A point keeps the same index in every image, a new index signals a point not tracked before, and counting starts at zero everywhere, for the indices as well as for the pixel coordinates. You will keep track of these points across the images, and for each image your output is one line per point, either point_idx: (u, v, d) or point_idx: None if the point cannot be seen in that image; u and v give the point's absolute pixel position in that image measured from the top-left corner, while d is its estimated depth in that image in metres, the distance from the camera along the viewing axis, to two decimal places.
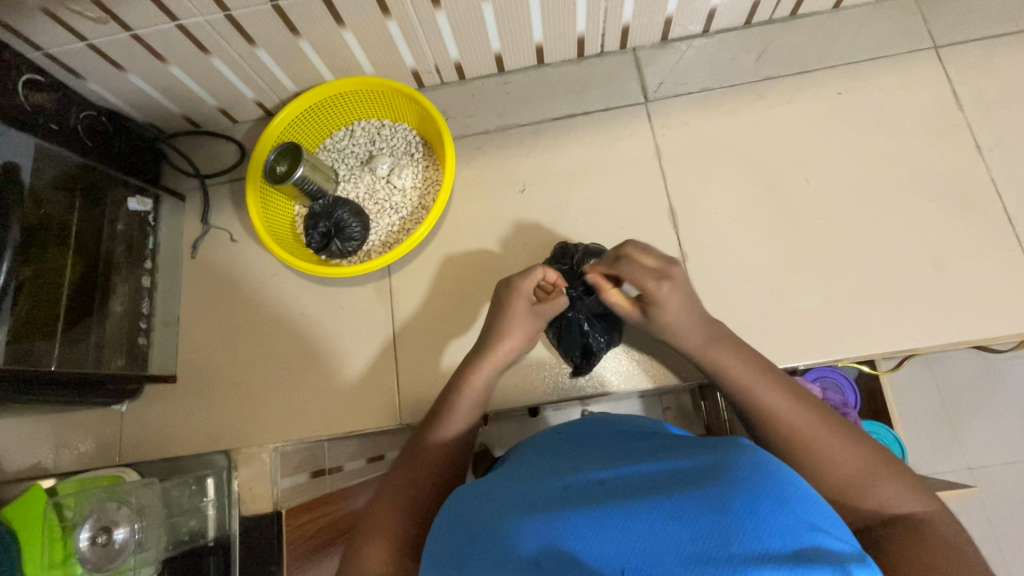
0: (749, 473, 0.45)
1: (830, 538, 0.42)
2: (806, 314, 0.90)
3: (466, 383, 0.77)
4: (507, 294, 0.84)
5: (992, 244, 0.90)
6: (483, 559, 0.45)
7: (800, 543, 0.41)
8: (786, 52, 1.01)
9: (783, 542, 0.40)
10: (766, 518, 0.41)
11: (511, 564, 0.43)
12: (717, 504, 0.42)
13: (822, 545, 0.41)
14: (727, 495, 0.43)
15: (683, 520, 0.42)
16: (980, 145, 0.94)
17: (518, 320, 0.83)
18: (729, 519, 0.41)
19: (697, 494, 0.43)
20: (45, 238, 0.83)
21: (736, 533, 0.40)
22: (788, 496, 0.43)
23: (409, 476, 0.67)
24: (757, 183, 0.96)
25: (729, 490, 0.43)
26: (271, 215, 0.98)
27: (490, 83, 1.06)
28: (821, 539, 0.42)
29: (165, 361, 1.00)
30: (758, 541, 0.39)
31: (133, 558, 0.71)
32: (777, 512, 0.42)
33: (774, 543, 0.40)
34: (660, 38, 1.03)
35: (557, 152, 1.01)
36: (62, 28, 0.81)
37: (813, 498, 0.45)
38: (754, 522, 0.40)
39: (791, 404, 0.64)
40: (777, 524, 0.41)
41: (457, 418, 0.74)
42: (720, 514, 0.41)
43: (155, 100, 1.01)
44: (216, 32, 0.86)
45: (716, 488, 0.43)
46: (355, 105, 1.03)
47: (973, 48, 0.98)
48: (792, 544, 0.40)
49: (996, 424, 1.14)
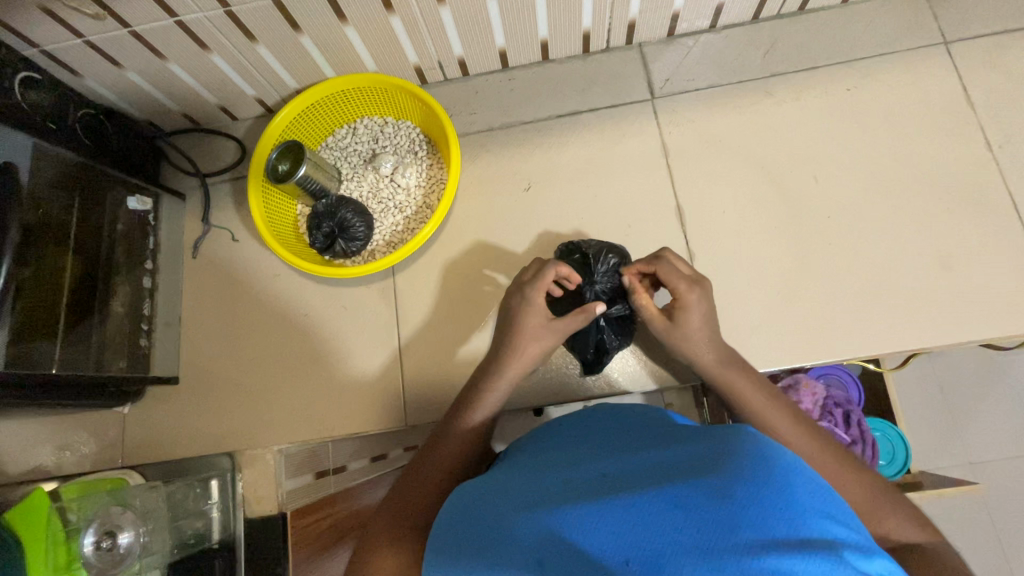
0: (752, 459, 0.44)
1: (839, 527, 0.41)
2: (814, 314, 0.89)
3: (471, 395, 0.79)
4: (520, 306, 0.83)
5: (1000, 241, 0.89)
6: (486, 554, 0.45)
7: (806, 530, 0.39)
8: (794, 49, 0.99)
9: (786, 527, 0.38)
10: (769, 506, 0.40)
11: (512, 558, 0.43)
12: (718, 492, 0.41)
13: (829, 533, 0.40)
14: (730, 483, 0.41)
15: (684, 508, 0.41)
16: (989, 142, 0.93)
17: (525, 323, 0.82)
18: (731, 508, 0.40)
19: (700, 482, 0.42)
20: (44, 238, 0.82)
21: (738, 519, 0.39)
22: (795, 483, 0.42)
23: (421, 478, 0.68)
24: (764, 182, 0.95)
25: (732, 478, 0.42)
26: (273, 214, 0.97)
27: (493, 79, 1.05)
28: (827, 527, 0.40)
29: (167, 363, 0.99)
30: (759, 527, 0.38)
31: (138, 562, 0.70)
32: (780, 498, 0.40)
33: (776, 529, 0.38)
34: (667, 33, 1.01)
35: (562, 150, 1.00)
36: (58, 25, 0.80)
37: (821, 485, 0.44)
38: (755, 508, 0.39)
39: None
40: (782, 511, 0.40)
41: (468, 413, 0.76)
42: (722, 501, 0.40)
43: (154, 98, 0.99)
44: (216, 29, 0.84)
45: (720, 476, 0.42)
46: (357, 102, 1.01)
47: (983, 43, 0.96)
48: (796, 531, 0.39)
49: (1001, 421, 1.14)
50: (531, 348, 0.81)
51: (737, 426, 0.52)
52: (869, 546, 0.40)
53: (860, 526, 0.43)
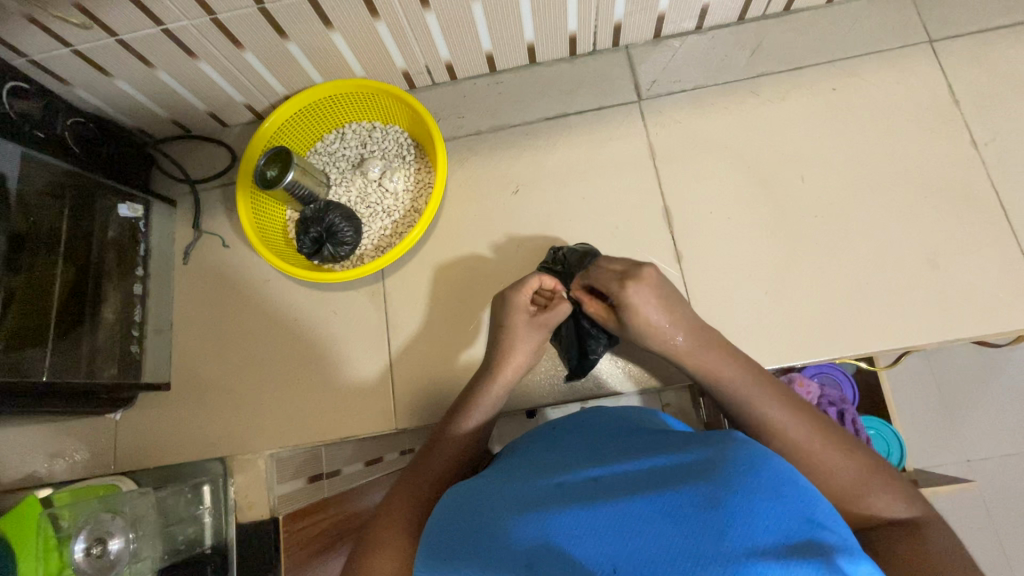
0: (741, 467, 0.44)
1: (823, 532, 0.41)
2: (802, 313, 0.89)
3: (474, 398, 0.78)
4: (511, 313, 0.82)
5: (987, 238, 0.89)
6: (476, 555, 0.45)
7: (793, 537, 0.40)
8: (780, 49, 1.00)
9: (774, 536, 0.39)
10: (758, 515, 0.40)
11: (503, 559, 0.43)
12: (708, 499, 0.42)
13: (817, 539, 0.40)
14: (721, 489, 0.42)
15: (675, 516, 0.42)
16: (975, 140, 0.93)
17: (512, 334, 0.82)
18: (721, 516, 0.40)
19: (690, 489, 0.43)
20: (34, 247, 0.83)
21: (727, 529, 0.39)
22: (784, 493, 0.43)
23: (417, 481, 0.68)
24: (751, 182, 0.95)
25: (722, 485, 0.42)
26: (262, 220, 0.98)
27: (481, 83, 1.05)
28: (815, 534, 0.41)
29: (158, 370, 0.99)
30: (748, 534, 0.39)
31: (128, 568, 0.71)
32: (768, 507, 0.41)
33: (765, 536, 0.39)
34: (653, 35, 1.02)
35: (550, 153, 1.00)
36: (45, 34, 0.80)
37: (808, 492, 0.45)
38: (744, 517, 0.40)
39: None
40: (770, 520, 0.40)
41: (471, 416, 0.76)
42: (712, 510, 0.41)
43: (144, 106, 1.00)
44: (202, 36, 0.85)
45: (708, 482, 0.43)
46: (345, 108, 1.02)
47: (968, 41, 0.97)
48: (784, 538, 0.39)
49: (994, 417, 1.14)
50: (519, 350, 0.81)
51: (726, 431, 0.52)
52: (851, 551, 0.41)
53: (846, 532, 0.44)
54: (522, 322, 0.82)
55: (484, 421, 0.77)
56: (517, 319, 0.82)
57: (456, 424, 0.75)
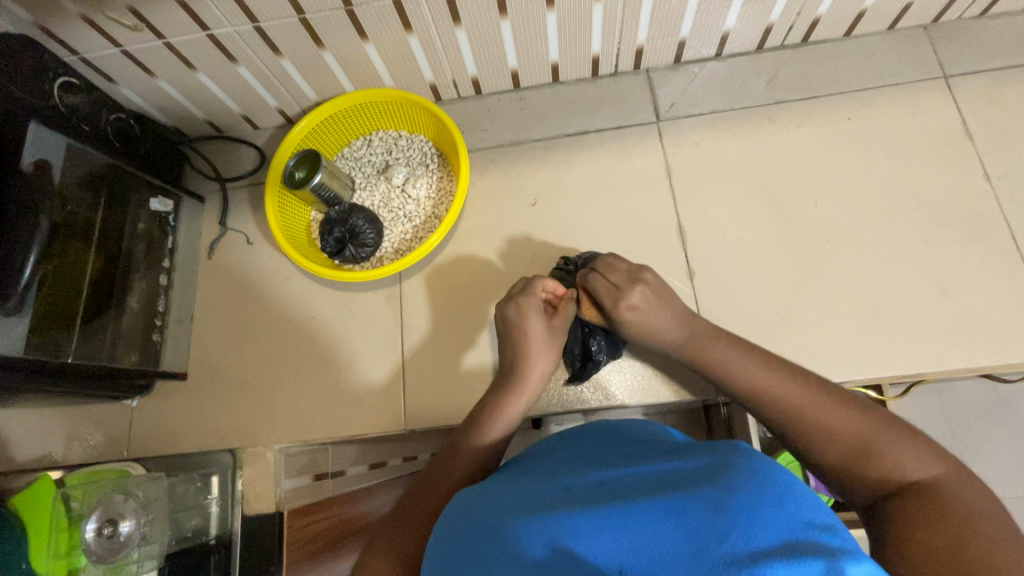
0: (746, 474, 0.45)
1: (827, 535, 0.42)
2: (810, 334, 0.90)
3: (494, 406, 0.77)
4: (529, 317, 0.83)
5: (999, 269, 0.90)
6: (487, 556, 0.45)
7: (796, 538, 0.40)
8: (798, 78, 1.03)
9: (776, 535, 0.40)
10: (763, 516, 0.41)
11: (513, 563, 0.43)
12: (715, 504, 0.42)
13: (820, 541, 0.41)
14: (726, 494, 0.43)
15: (681, 518, 0.42)
16: (987, 173, 0.95)
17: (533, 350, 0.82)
18: (727, 518, 0.41)
19: (695, 493, 0.44)
20: (70, 234, 0.85)
21: (733, 530, 0.40)
22: (787, 495, 0.43)
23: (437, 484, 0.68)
24: (765, 205, 0.97)
25: (727, 490, 0.43)
26: (288, 218, 1.01)
27: (505, 98, 1.09)
28: (817, 537, 0.41)
29: (177, 358, 1.03)
30: (753, 536, 0.40)
31: (137, 551, 0.68)
32: (772, 509, 0.42)
33: (767, 537, 0.40)
34: (674, 60, 1.05)
35: (567, 169, 1.03)
36: (98, 34, 0.85)
37: (811, 497, 0.45)
38: (749, 519, 0.41)
39: (798, 398, 0.64)
40: (773, 520, 0.41)
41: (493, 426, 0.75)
42: (718, 511, 0.41)
43: (181, 106, 1.05)
44: (244, 42, 0.89)
45: (712, 488, 0.44)
46: (374, 116, 1.06)
47: (982, 77, 0.99)
48: (786, 538, 0.40)
49: (1006, 454, 1.13)
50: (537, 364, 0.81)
51: (733, 441, 0.53)
52: (856, 549, 0.41)
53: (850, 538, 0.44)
54: (539, 324, 0.83)
55: (504, 429, 0.76)
56: (534, 323, 0.83)
57: (481, 434, 0.74)
